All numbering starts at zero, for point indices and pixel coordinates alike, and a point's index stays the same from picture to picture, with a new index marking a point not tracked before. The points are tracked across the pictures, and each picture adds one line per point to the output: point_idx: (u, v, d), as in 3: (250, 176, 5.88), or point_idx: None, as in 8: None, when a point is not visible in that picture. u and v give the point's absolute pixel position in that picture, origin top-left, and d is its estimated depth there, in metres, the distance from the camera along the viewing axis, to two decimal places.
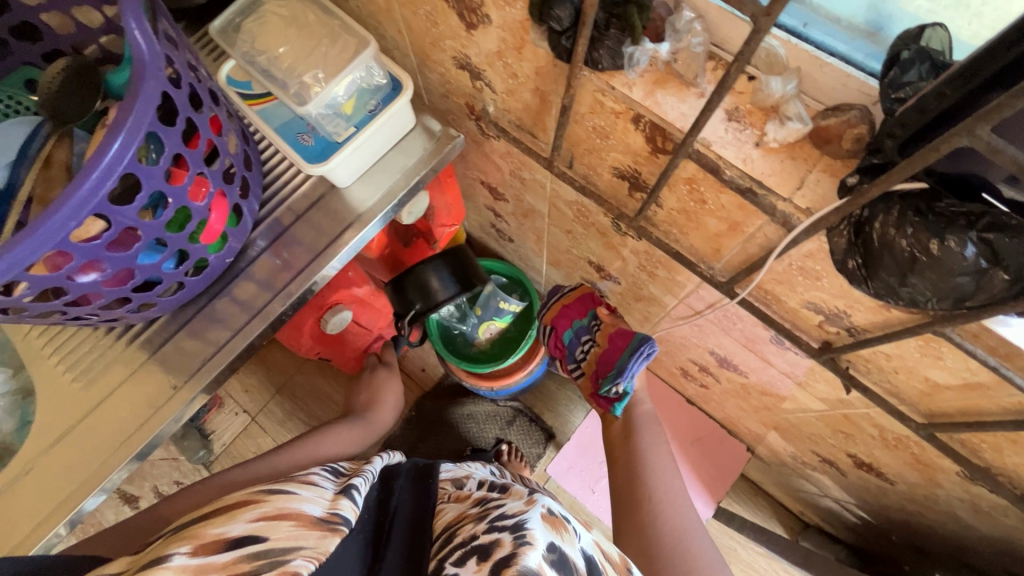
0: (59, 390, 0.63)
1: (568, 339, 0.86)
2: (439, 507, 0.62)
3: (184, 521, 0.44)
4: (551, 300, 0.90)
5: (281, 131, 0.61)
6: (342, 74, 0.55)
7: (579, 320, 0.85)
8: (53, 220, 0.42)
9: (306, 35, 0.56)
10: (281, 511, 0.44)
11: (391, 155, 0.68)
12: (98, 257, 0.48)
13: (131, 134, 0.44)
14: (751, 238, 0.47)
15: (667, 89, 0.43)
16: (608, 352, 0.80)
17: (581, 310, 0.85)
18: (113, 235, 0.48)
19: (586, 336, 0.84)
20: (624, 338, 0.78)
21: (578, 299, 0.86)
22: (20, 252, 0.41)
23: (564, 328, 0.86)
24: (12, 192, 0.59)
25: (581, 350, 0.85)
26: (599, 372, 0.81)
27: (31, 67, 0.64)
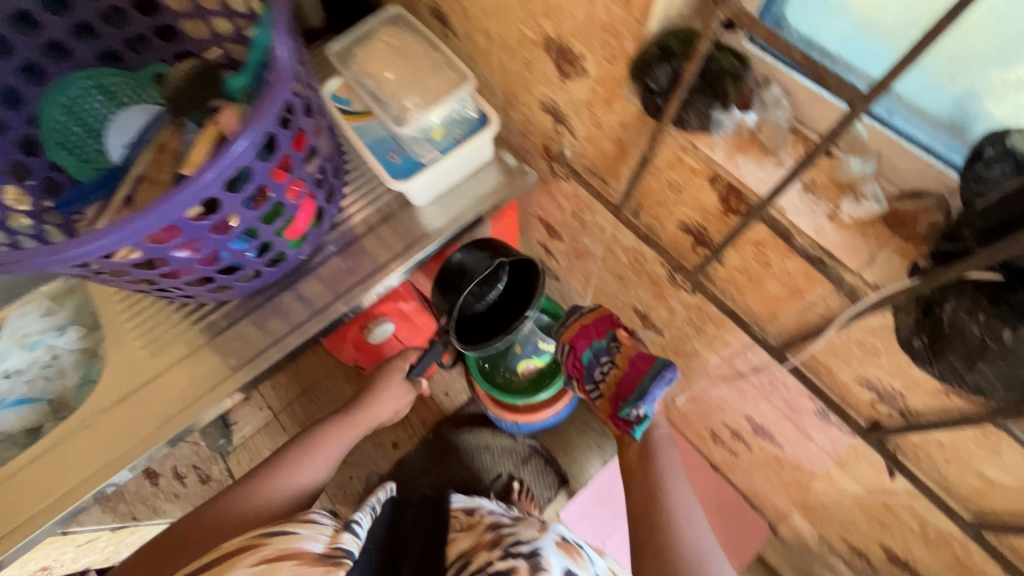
0: (128, 355, 0.67)
1: (586, 360, 0.74)
2: (451, 536, 0.60)
3: (192, 566, 0.50)
4: (569, 319, 0.78)
5: (372, 147, 0.65)
6: (440, 102, 0.60)
7: (597, 341, 0.74)
8: (177, 199, 0.47)
9: (412, 65, 0.62)
10: (282, 551, 0.49)
11: (465, 182, 0.72)
12: (201, 236, 0.53)
13: (256, 133, 0.49)
14: (811, 306, 0.48)
15: (748, 154, 0.45)
16: (630, 376, 0.69)
17: (599, 329, 0.74)
18: (218, 219, 0.52)
19: (605, 358, 0.73)
20: (647, 361, 0.69)
21: (597, 319, 0.75)
22: (145, 222, 0.46)
23: (583, 347, 0.74)
24: (124, 169, 0.65)
25: (600, 372, 0.73)
26: (620, 395, 0.70)
27: (161, 63, 0.71)
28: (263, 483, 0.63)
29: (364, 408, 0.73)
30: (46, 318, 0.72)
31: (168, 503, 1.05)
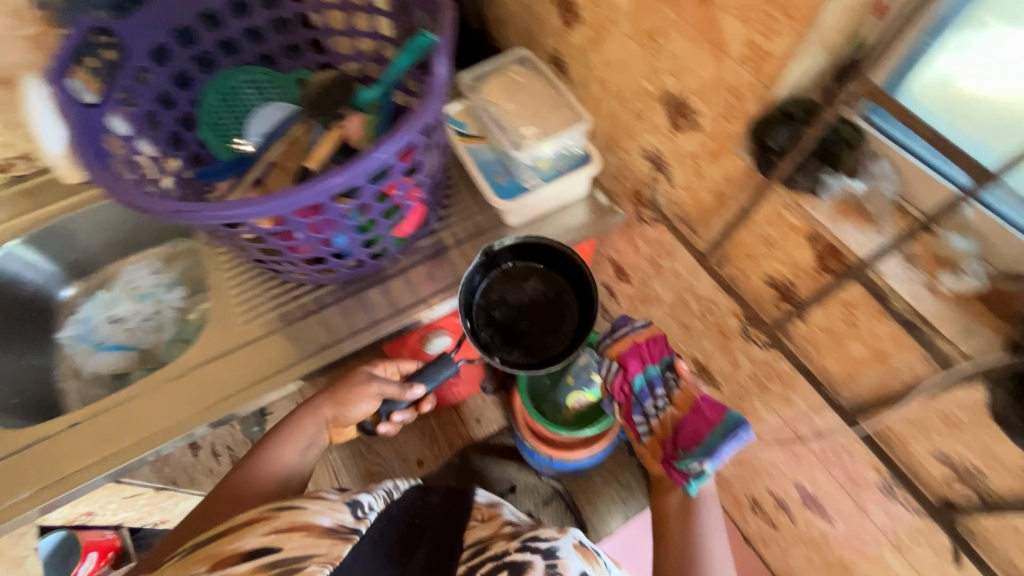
0: (227, 320, 0.72)
1: (640, 389, 0.74)
2: (470, 525, 0.64)
3: (200, 539, 0.50)
4: (619, 335, 0.77)
5: (481, 167, 0.72)
6: (554, 136, 0.66)
7: (652, 367, 0.74)
8: (333, 181, 0.53)
9: (532, 101, 0.68)
10: (291, 523, 0.50)
11: (556, 213, 0.76)
12: (333, 218, 0.58)
13: (408, 136, 0.55)
14: (895, 371, 0.50)
15: (850, 219, 0.48)
16: (691, 418, 0.68)
17: (655, 355, 0.74)
18: (352, 206, 0.58)
19: (661, 390, 0.73)
20: (718, 410, 0.67)
21: (654, 341, 0.76)
22: (302, 196, 0.52)
23: (637, 372, 0.74)
24: (255, 155, 0.73)
25: (654, 406, 0.73)
26: (680, 442, 0.68)
27: (304, 70, 0.80)
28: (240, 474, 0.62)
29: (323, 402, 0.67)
30: (154, 277, 0.81)
31: (204, 477, 1.09)
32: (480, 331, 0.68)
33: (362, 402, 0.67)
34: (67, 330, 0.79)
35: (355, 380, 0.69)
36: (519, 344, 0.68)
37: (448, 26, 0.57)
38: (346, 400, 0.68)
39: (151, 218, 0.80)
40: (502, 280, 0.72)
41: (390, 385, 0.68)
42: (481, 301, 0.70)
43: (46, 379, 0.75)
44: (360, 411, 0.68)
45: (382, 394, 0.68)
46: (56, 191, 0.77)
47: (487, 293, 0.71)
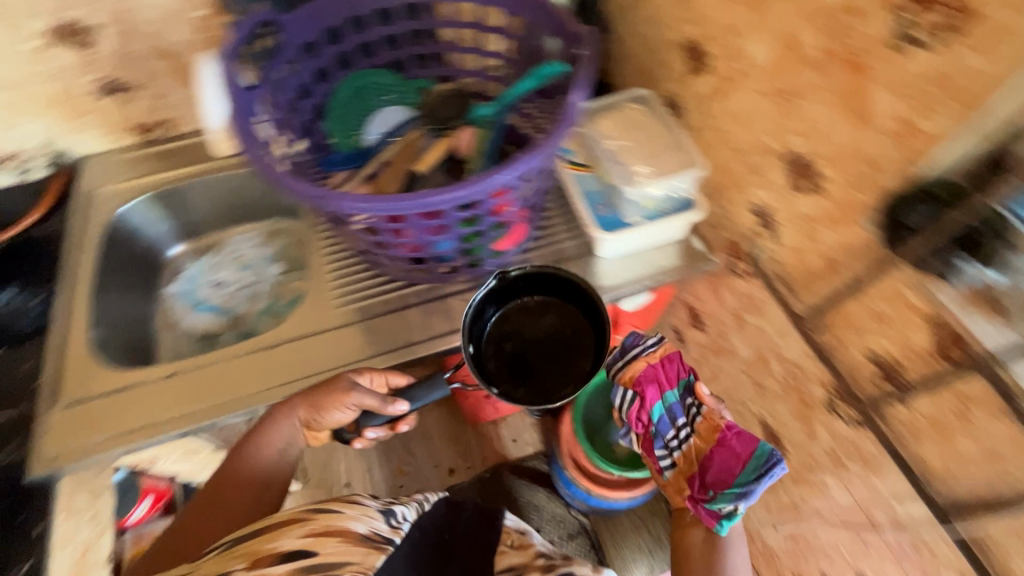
0: (320, 304, 0.75)
1: (658, 419, 0.69)
2: (501, 549, 0.64)
3: (239, 533, 0.50)
4: (631, 356, 0.73)
5: (584, 196, 0.73)
6: (666, 177, 0.67)
7: (670, 394, 0.69)
8: (465, 190, 0.56)
9: (648, 140, 0.70)
10: (328, 527, 0.50)
11: (649, 253, 0.75)
12: (449, 223, 0.61)
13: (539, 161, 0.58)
14: (1008, 476, 0.47)
15: (982, 310, 0.45)
16: (719, 450, 0.64)
17: (673, 379, 0.69)
18: (469, 216, 0.61)
19: (680, 421, 0.68)
20: (747, 440, 0.63)
21: (664, 359, 0.71)
22: (436, 200, 0.55)
23: (654, 400, 0.69)
24: (369, 152, 0.78)
25: (675, 438, 0.68)
26: (709, 477, 0.64)
27: (425, 80, 0.83)
28: (235, 461, 0.64)
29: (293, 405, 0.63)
30: (257, 249, 0.86)
31: None
32: (489, 364, 0.64)
33: (339, 411, 0.62)
34: (173, 286, 0.85)
35: (337, 384, 0.62)
36: (525, 382, 0.64)
37: (588, 65, 0.60)
38: (322, 405, 0.62)
39: (264, 194, 0.86)
40: (520, 310, 0.68)
41: (369, 397, 0.60)
42: (495, 329, 0.67)
43: (146, 328, 0.80)
44: (338, 417, 0.62)
45: (360, 405, 0.61)
46: (188, 158, 0.84)
47: (503, 323, 0.67)
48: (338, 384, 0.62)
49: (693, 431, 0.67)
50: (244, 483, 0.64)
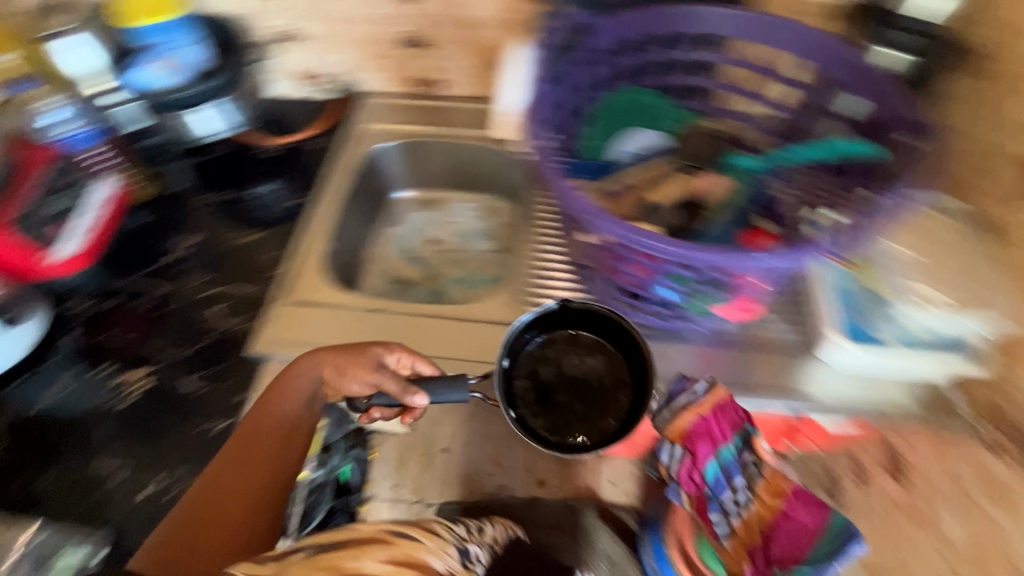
0: (515, 295, 0.75)
1: (710, 479, 0.57)
2: None
3: (315, 539, 0.45)
4: (677, 404, 0.59)
5: (833, 292, 0.65)
6: (957, 319, 0.62)
7: (723, 449, 0.57)
8: (744, 258, 0.52)
9: (946, 275, 0.66)
10: (407, 557, 0.44)
11: (878, 382, 0.65)
12: (697, 277, 0.58)
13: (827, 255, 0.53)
14: None
15: None
16: (785, 521, 0.54)
17: (728, 432, 0.58)
18: (721, 279, 0.57)
19: (739, 482, 0.57)
20: (814, 502, 0.55)
21: (716, 411, 0.58)
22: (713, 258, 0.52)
23: (708, 458, 0.57)
24: (611, 166, 0.78)
25: (733, 502, 0.57)
26: (772, 550, 0.54)
27: (692, 112, 0.79)
28: (265, 408, 0.62)
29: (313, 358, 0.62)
30: (473, 219, 0.91)
31: None
32: (518, 382, 0.61)
33: (356, 382, 0.60)
34: (394, 228, 0.92)
35: (365, 356, 0.61)
36: (552, 416, 0.59)
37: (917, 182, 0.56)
38: (347, 370, 0.61)
39: (500, 174, 0.89)
40: (569, 341, 0.63)
41: (388, 381, 0.57)
42: (537, 351, 0.62)
43: (360, 255, 0.88)
44: (350, 388, 0.60)
45: (377, 385, 0.58)
46: (448, 121, 0.90)
47: (546, 346, 0.62)
48: (363, 354, 0.61)
49: (754, 495, 0.56)
50: (271, 427, 0.62)
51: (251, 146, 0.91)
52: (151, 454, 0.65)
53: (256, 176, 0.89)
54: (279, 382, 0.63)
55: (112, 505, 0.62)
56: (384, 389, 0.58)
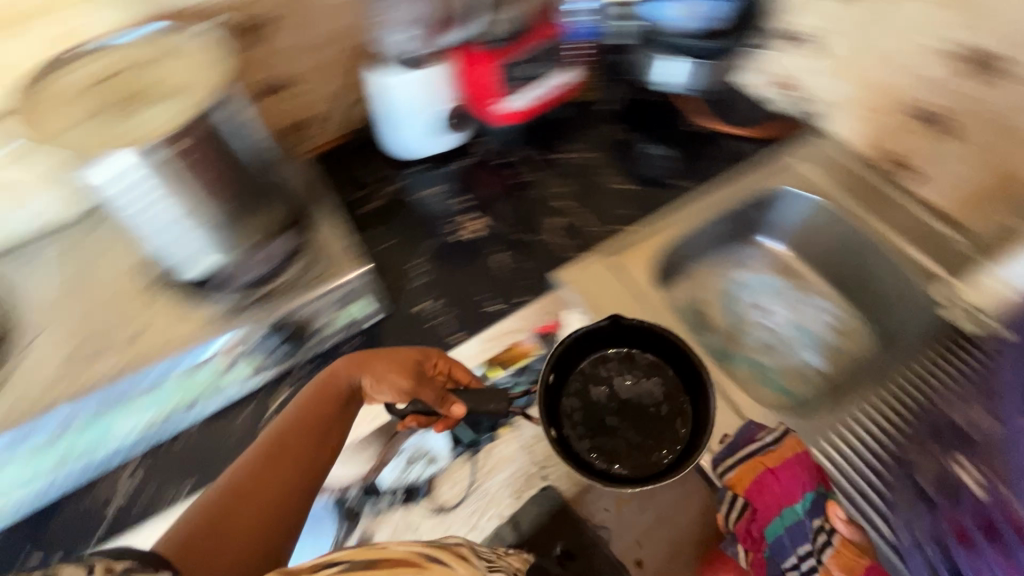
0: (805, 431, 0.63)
1: (770, 541, 0.54)
2: None
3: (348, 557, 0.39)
4: (740, 455, 0.58)
5: None
6: None
7: (787, 509, 0.54)
8: None
9: None
10: None
11: None
12: None
13: None
14: None
15: None
16: None
17: (795, 489, 0.55)
18: None
19: (806, 546, 0.53)
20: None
21: (782, 466, 0.55)
22: None
23: (769, 517, 0.54)
24: None
25: (796, 564, 0.53)
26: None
27: None
28: (312, 395, 0.58)
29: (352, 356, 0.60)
30: (818, 326, 0.79)
31: None
32: (568, 399, 0.61)
33: (391, 388, 0.59)
34: (737, 271, 0.85)
35: (395, 356, 0.61)
36: (597, 437, 0.59)
37: None
38: (382, 374, 0.59)
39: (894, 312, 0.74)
40: (619, 363, 0.63)
41: (426, 396, 0.59)
42: (591, 366, 0.62)
43: (689, 268, 0.83)
44: (375, 390, 0.60)
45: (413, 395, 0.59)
46: (887, 219, 0.75)
47: (596, 364, 0.62)
48: (395, 356, 0.61)
49: (821, 560, 0.52)
50: (316, 413, 0.57)
51: (682, 113, 0.90)
52: (440, 283, 0.77)
53: (664, 137, 0.89)
54: (326, 378, 0.59)
55: (404, 296, 0.76)
56: (422, 396, 0.59)
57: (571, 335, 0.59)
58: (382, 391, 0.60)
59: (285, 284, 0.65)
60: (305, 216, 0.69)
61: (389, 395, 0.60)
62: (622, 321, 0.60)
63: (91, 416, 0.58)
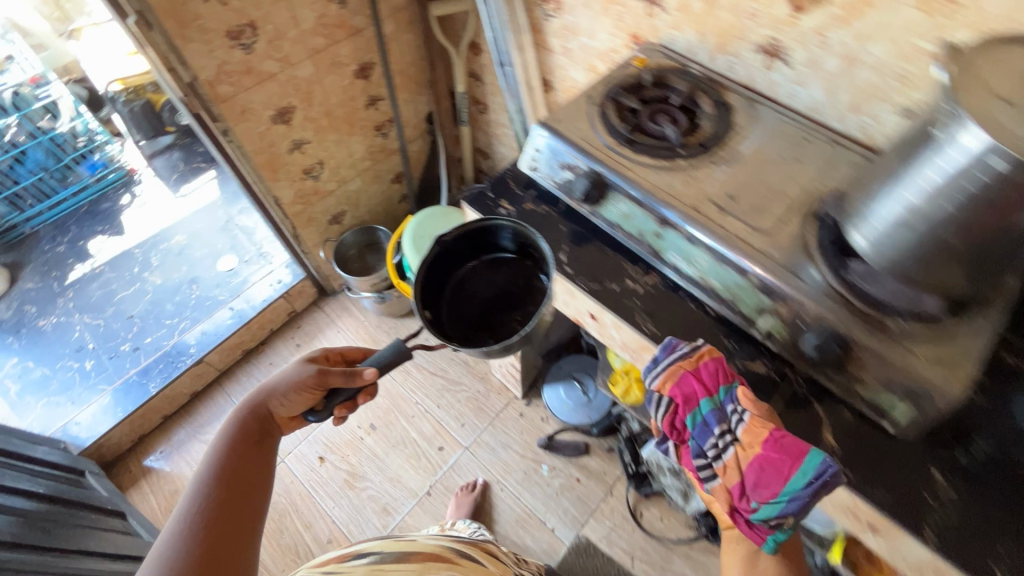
0: None
1: (694, 430, 0.62)
2: None
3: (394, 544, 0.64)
4: (664, 365, 0.62)
5: None
6: None
7: (704, 402, 0.60)
8: None
9: None
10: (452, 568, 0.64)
11: None
12: None
13: None
14: None
15: None
16: (766, 463, 0.56)
17: (715, 379, 0.60)
18: None
19: (722, 427, 0.60)
20: (798, 447, 0.55)
21: (701, 367, 0.61)
22: None
23: (687, 411, 0.61)
24: None
25: (713, 446, 0.60)
26: (751, 490, 0.58)
27: None
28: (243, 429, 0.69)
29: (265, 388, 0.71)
30: None
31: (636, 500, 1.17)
32: (438, 307, 0.70)
33: (292, 396, 0.69)
34: None
35: (289, 374, 0.70)
36: (487, 332, 0.68)
37: None
38: (295, 388, 0.69)
39: None
40: (471, 273, 0.73)
41: (336, 374, 0.67)
42: (456, 285, 0.73)
43: None
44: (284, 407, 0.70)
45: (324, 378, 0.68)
46: None
47: (458, 284, 0.73)
48: (286, 373, 0.70)
49: (736, 439, 0.59)
50: (250, 436, 0.68)
51: None
52: (985, 493, 0.56)
53: None
54: (243, 423, 0.67)
55: (935, 448, 0.58)
56: (332, 378, 0.68)
57: (420, 263, 0.68)
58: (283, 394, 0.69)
59: (884, 327, 0.58)
60: (968, 308, 0.58)
61: (301, 402, 0.69)
62: (463, 229, 0.71)
63: (682, 238, 0.66)
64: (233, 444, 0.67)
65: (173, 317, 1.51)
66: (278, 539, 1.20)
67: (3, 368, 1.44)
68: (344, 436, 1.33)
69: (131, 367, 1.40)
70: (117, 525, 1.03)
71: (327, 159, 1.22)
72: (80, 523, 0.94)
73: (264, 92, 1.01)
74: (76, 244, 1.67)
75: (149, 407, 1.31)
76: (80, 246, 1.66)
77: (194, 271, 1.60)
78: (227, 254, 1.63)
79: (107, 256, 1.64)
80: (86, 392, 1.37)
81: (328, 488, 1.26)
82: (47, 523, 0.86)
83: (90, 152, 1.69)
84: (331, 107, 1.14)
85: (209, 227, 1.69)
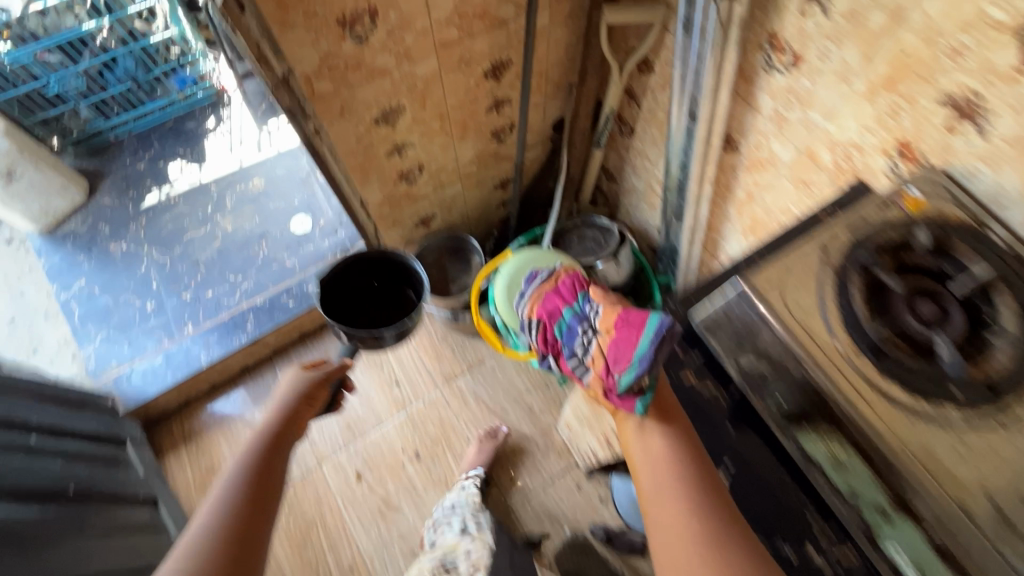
0: None
1: (562, 338, 0.62)
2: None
3: None
4: (529, 294, 0.67)
5: None
6: None
7: (566, 312, 0.63)
8: None
9: None
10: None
11: None
12: None
13: None
14: None
15: None
16: (614, 340, 0.57)
17: (571, 292, 0.65)
18: None
19: (584, 326, 0.61)
20: (641, 317, 0.57)
21: (560, 284, 0.66)
22: None
23: (555, 318, 0.63)
24: None
25: (581, 344, 0.60)
26: (614, 366, 0.56)
27: None
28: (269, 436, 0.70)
29: (286, 393, 0.78)
30: None
31: None
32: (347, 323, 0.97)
33: (304, 393, 0.78)
34: None
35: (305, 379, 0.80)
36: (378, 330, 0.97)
37: None
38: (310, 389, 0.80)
39: None
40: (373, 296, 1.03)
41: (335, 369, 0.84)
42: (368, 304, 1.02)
43: None
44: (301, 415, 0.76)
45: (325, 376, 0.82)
46: None
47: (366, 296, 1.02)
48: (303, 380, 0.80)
49: (598, 333, 0.59)
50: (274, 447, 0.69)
51: None
52: None
53: None
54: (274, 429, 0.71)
55: None
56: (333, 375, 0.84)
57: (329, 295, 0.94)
58: (297, 405, 0.77)
59: None
60: None
61: (317, 404, 0.81)
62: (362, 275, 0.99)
63: (926, 542, 0.44)
64: (255, 458, 0.66)
65: (237, 274, 1.40)
66: (302, 551, 1.15)
67: (71, 288, 1.41)
68: (386, 457, 1.23)
69: (189, 322, 1.34)
70: (145, 519, 0.99)
71: (428, 163, 1.01)
72: (109, 528, 0.89)
73: (371, 90, 0.79)
74: (156, 163, 1.57)
75: (198, 376, 1.26)
76: (159, 167, 1.56)
77: (265, 225, 1.47)
78: (303, 214, 1.49)
79: (184, 188, 1.53)
80: (144, 337, 1.32)
81: (360, 510, 1.18)
82: (67, 540, 0.80)
83: (182, 66, 1.54)
84: (447, 109, 0.91)
85: (289, 175, 1.54)
